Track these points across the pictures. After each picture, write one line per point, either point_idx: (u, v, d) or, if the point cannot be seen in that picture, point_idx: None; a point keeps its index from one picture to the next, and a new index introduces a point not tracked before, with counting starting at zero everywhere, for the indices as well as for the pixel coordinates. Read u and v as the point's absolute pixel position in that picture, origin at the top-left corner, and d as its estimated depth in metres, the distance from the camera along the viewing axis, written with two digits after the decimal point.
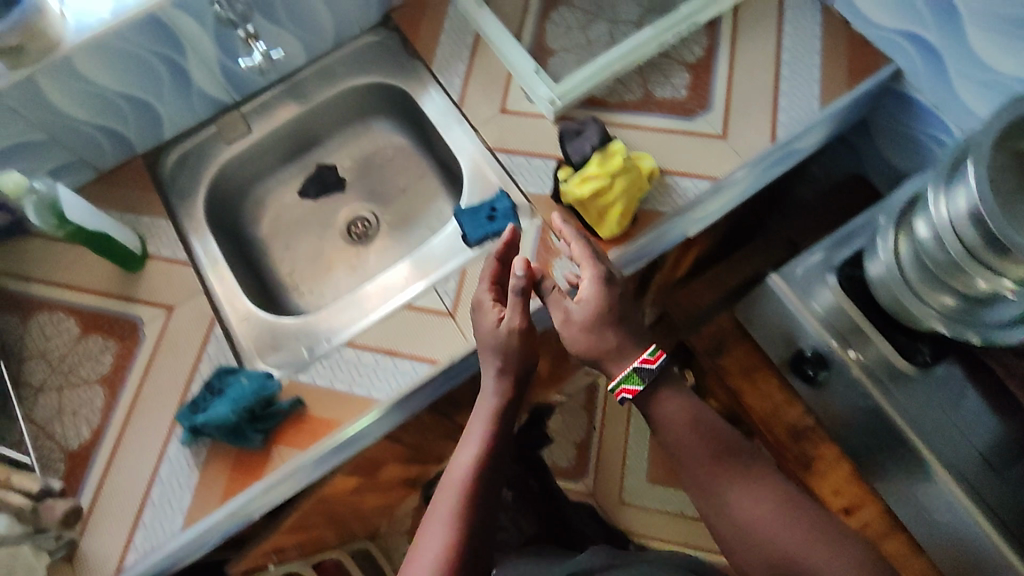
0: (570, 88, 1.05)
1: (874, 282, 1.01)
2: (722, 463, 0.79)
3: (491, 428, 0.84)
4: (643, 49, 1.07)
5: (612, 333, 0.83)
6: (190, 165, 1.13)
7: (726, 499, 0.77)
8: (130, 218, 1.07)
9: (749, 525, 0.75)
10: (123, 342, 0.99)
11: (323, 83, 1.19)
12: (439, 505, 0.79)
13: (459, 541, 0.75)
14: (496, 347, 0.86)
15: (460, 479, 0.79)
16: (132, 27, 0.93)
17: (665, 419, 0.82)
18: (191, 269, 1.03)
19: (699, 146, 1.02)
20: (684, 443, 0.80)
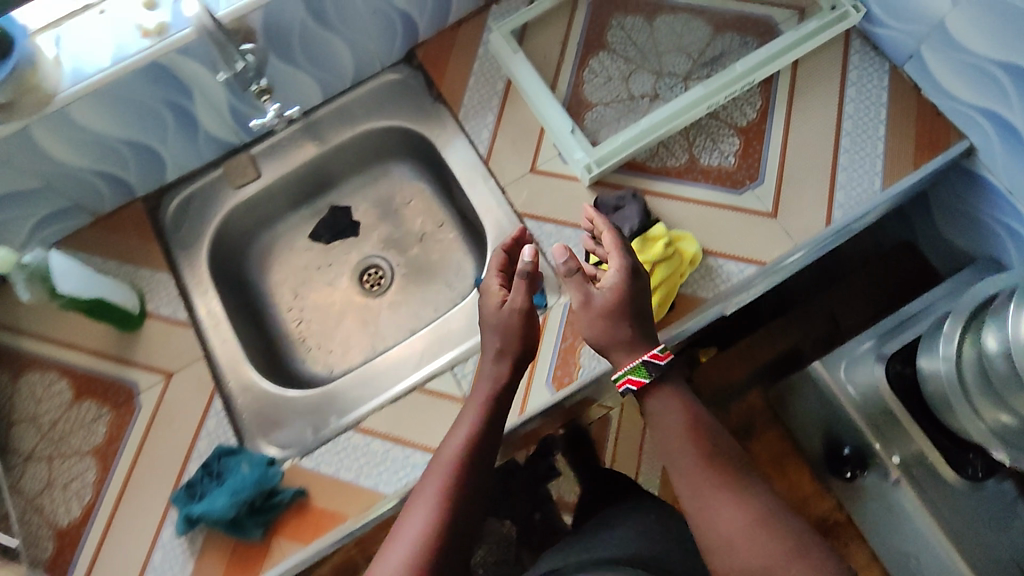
0: (608, 152, 0.96)
1: (924, 377, 0.91)
2: (711, 466, 0.70)
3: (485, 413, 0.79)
4: (691, 110, 0.97)
5: (625, 329, 0.77)
6: (193, 210, 1.06)
7: (710, 511, 0.67)
8: (128, 270, 1.00)
9: (730, 541, 0.65)
10: (117, 410, 0.94)
11: (339, 123, 1.10)
12: (422, 490, 0.71)
13: (446, 524, 0.67)
14: (499, 327, 0.82)
15: (448, 462, 0.73)
16: (134, 75, 0.85)
17: (659, 417, 0.75)
18: (192, 332, 0.97)
19: (746, 226, 0.93)
20: (674, 444, 0.73)
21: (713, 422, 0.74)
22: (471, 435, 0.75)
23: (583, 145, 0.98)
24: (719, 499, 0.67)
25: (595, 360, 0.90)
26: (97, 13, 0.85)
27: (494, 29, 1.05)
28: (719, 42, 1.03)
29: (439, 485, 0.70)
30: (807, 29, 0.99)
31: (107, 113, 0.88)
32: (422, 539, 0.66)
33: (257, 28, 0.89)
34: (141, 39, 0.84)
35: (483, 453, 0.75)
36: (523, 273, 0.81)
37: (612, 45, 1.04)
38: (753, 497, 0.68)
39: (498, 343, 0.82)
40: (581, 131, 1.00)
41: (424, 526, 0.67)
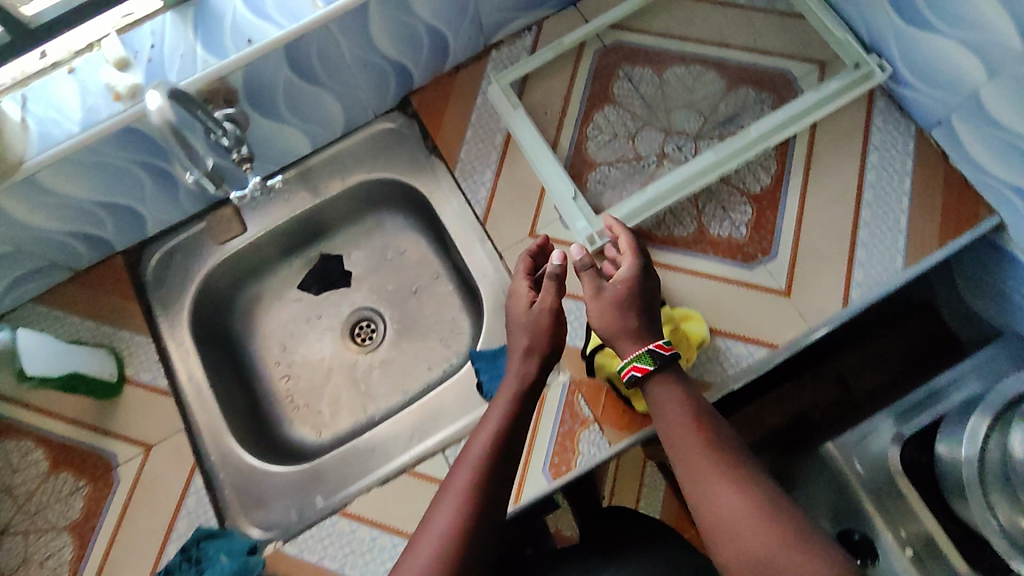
0: (613, 221, 0.91)
1: (943, 463, 0.88)
2: (718, 456, 0.64)
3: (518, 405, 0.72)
4: (701, 176, 0.92)
5: (633, 319, 0.73)
6: (176, 265, 1.00)
7: (714, 503, 0.62)
8: (107, 332, 0.96)
9: (735, 538, 0.59)
10: (96, 483, 0.90)
11: (330, 173, 1.04)
12: (448, 488, 0.65)
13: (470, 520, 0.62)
14: (528, 326, 0.77)
15: (475, 460, 0.67)
16: (105, 141, 0.78)
17: (662, 406, 0.70)
18: (173, 401, 0.93)
19: (757, 305, 0.88)
20: (678, 434, 0.67)
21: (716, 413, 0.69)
22: (498, 432, 0.69)
23: (586, 212, 0.92)
24: (723, 492, 0.61)
25: (595, 447, 0.85)
26: (67, 73, 0.79)
27: (493, 81, 0.99)
28: (732, 99, 0.97)
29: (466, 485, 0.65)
30: (828, 90, 0.93)
31: (78, 180, 0.81)
32: (452, 544, 0.61)
33: (239, 86, 0.81)
34: (112, 102, 0.77)
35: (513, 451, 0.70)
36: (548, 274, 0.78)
37: (618, 99, 0.98)
38: (760, 486, 0.62)
39: (525, 341, 0.76)
40: (583, 196, 0.94)
41: (450, 531, 0.62)
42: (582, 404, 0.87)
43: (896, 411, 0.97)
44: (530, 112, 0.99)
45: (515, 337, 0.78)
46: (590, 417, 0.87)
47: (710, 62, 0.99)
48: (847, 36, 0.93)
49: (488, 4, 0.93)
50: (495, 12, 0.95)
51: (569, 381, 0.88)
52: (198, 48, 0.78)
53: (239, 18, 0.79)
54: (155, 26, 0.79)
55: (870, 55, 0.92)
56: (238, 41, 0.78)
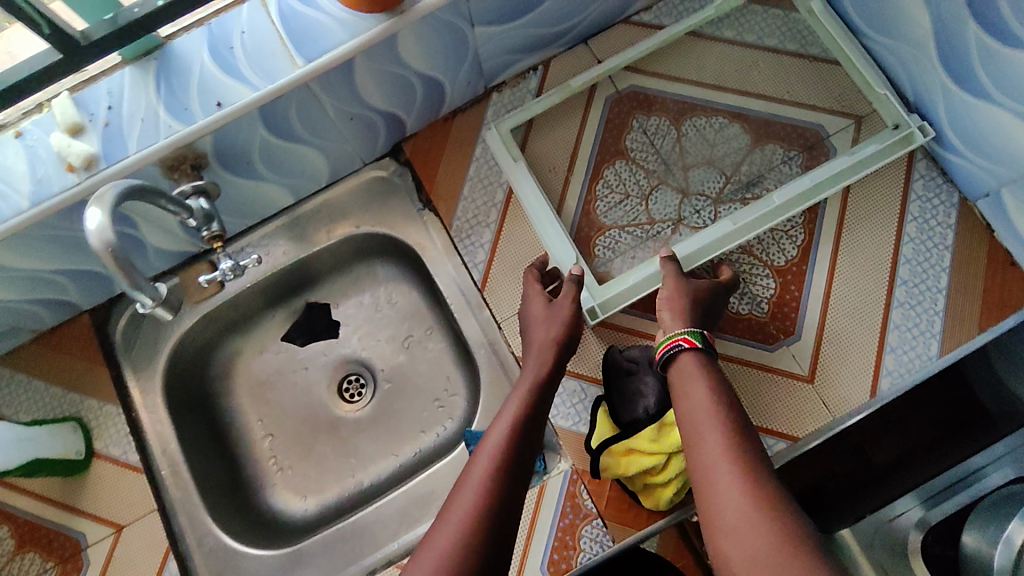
0: (616, 295, 0.85)
1: (966, 557, 0.64)
2: (730, 443, 0.59)
3: (528, 402, 0.71)
4: (713, 248, 0.84)
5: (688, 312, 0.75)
6: (147, 325, 0.92)
7: (719, 489, 0.56)
8: (74, 399, 0.90)
9: (734, 528, 0.52)
10: (64, 566, 0.85)
11: (316, 223, 0.96)
12: (470, 474, 0.63)
13: (490, 509, 0.59)
14: (546, 316, 0.80)
15: (497, 449, 0.65)
16: (59, 216, 0.70)
17: (685, 390, 0.66)
18: (144, 477, 0.88)
19: (778, 392, 0.82)
20: (698, 415, 0.63)
21: (738, 403, 0.64)
22: (516, 421, 0.69)
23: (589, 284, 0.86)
24: (729, 476, 0.56)
25: (597, 545, 0.79)
26: (14, 137, 0.70)
27: (493, 126, 0.94)
28: (756, 158, 0.90)
29: (486, 472, 0.63)
30: (865, 152, 0.84)
31: (19, 254, 0.73)
32: (475, 531, 0.57)
33: (208, 149, 0.73)
34: (67, 173, 0.68)
35: (530, 442, 0.69)
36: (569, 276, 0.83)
37: (631, 153, 0.92)
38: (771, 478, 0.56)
39: (545, 330, 0.79)
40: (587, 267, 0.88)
41: (470, 514, 0.58)
42: (585, 494, 0.81)
43: (921, 490, 0.72)
44: (535, 171, 0.93)
45: (535, 331, 0.79)
46: (593, 511, 0.80)
47: (735, 115, 0.91)
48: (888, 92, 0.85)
49: (488, 49, 0.86)
50: (497, 55, 0.89)
51: (573, 468, 0.82)
52: (160, 110, 0.69)
53: (206, 72, 0.70)
54: (112, 84, 0.71)
55: (913, 115, 0.84)
56: (206, 103, 0.69)
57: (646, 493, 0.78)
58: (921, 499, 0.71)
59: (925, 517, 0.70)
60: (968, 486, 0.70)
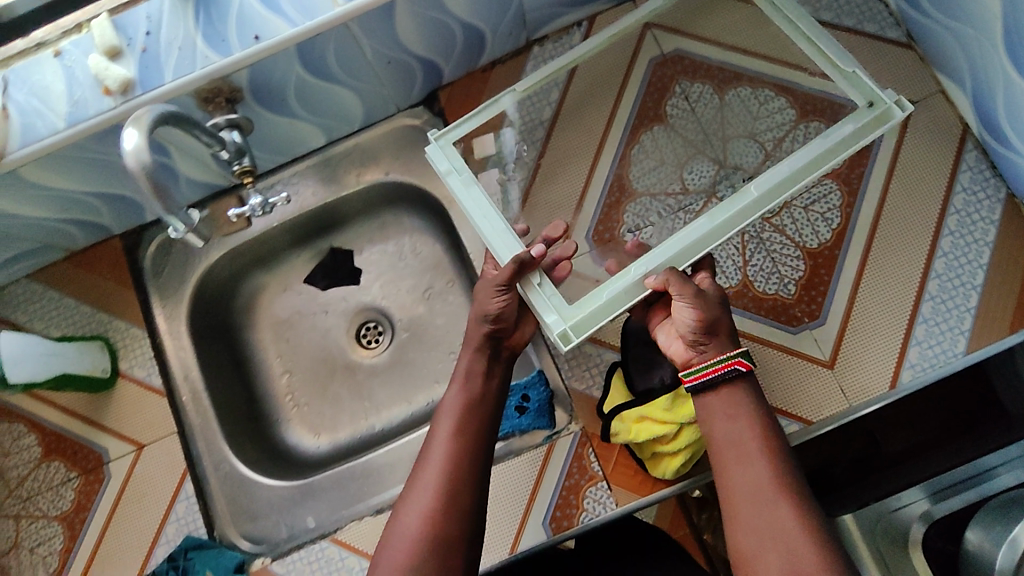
0: (588, 315, 0.73)
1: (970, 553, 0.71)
2: (767, 472, 0.61)
3: (479, 361, 0.77)
4: (691, 250, 0.74)
5: (722, 330, 0.70)
6: (176, 254, 0.95)
7: (761, 520, 0.59)
8: (101, 318, 0.93)
9: (774, 561, 0.57)
10: (87, 477, 0.88)
11: (347, 166, 0.97)
12: (432, 455, 0.69)
13: (458, 470, 0.67)
14: (486, 289, 0.77)
15: (456, 410, 0.72)
16: (93, 137, 0.73)
17: (718, 414, 0.67)
18: (167, 401, 0.90)
19: (798, 376, 0.81)
20: (730, 443, 0.64)
21: (776, 424, 0.65)
22: (471, 382, 0.75)
23: (557, 305, 0.75)
24: (778, 508, 0.59)
25: (600, 506, 0.80)
26: (53, 56, 0.74)
27: (434, 138, 0.82)
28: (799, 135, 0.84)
29: (452, 434, 0.70)
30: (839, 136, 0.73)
31: (51, 167, 0.76)
32: (447, 491, 0.66)
33: (243, 85, 0.76)
34: (102, 96, 0.71)
35: (484, 405, 0.74)
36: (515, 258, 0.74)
37: (670, 118, 0.91)
38: (812, 507, 0.60)
39: (485, 301, 0.77)
40: (551, 281, 0.78)
41: (442, 477, 0.67)
42: (593, 460, 0.81)
43: (930, 484, 0.76)
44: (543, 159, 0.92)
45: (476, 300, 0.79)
46: (599, 474, 0.81)
47: (782, 86, 0.87)
48: (857, 69, 0.75)
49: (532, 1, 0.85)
50: (539, 9, 0.87)
51: (581, 433, 0.83)
52: (198, 40, 0.71)
53: (246, 7, 0.71)
54: (151, 10, 0.73)
55: (887, 91, 0.73)
56: (244, 36, 0.70)
57: (652, 462, 0.78)
58: (928, 492, 0.76)
59: (930, 510, 0.75)
60: (977, 483, 0.75)
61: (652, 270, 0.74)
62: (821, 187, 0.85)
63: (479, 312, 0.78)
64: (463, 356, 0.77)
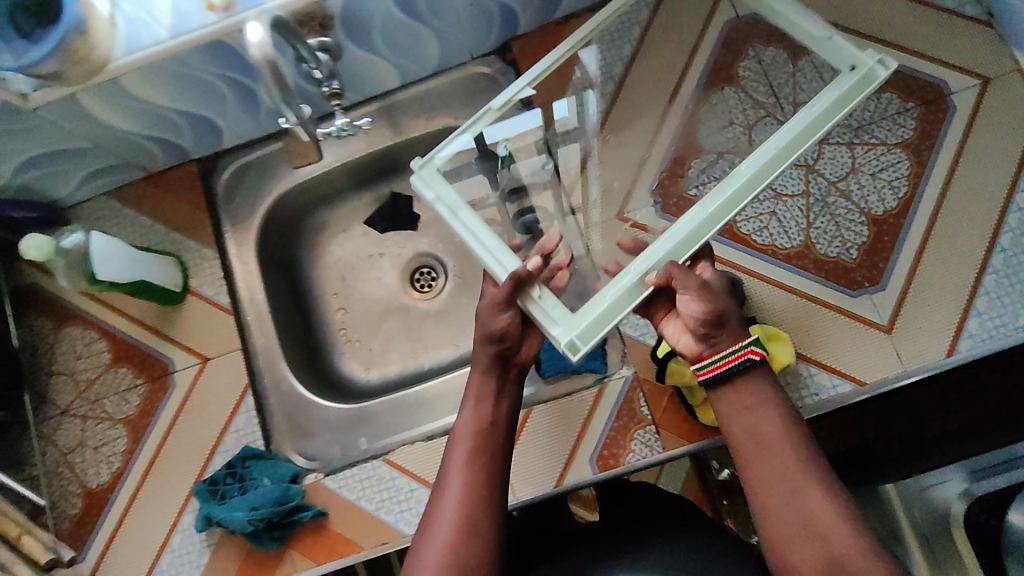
0: (595, 320, 0.68)
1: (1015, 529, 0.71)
2: (794, 458, 0.60)
3: (492, 381, 0.72)
4: (688, 242, 0.70)
5: (730, 322, 0.67)
6: (249, 182, 0.98)
7: (790, 509, 0.58)
8: (175, 236, 0.96)
9: (805, 545, 0.57)
10: (152, 384, 0.92)
11: (415, 111, 0.99)
12: (445, 493, 0.64)
13: (473, 501, 0.63)
14: (488, 310, 0.72)
15: (470, 436, 0.68)
16: (193, 51, 0.76)
17: (739, 399, 0.64)
18: (232, 319, 0.94)
19: (854, 337, 0.82)
20: (753, 431, 0.62)
21: (794, 407, 0.64)
22: (486, 405, 0.70)
23: (561, 316, 0.69)
24: (810, 493, 0.57)
25: (646, 448, 0.83)
26: None
27: (417, 166, 0.76)
28: (871, 105, 0.87)
29: (467, 462, 0.66)
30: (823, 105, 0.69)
31: (150, 80, 0.79)
32: (465, 527, 0.62)
33: (336, 13, 0.78)
34: (205, 12, 0.75)
35: (497, 430, 0.70)
36: (511, 274, 0.69)
37: (741, 80, 0.91)
38: (839, 484, 0.59)
39: (488, 320, 0.72)
40: (550, 291, 0.72)
41: (458, 512, 0.63)
42: (642, 404, 0.83)
43: (968, 462, 0.75)
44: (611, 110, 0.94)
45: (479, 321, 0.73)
46: (648, 418, 0.83)
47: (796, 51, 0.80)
48: (833, 36, 0.73)
49: None
50: None
51: (633, 377, 0.85)
52: None
53: None
54: None
55: (870, 51, 0.71)
56: None
57: (703, 410, 0.81)
58: (968, 470, 0.75)
59: (968, 488, 0.75)
60: (1010, 468, 0.73)
61: (654, 267, 0.69)
62: (891, 156, 0.86)
63: (484, 330, 0.72)
64: (471, 379, 0.72)
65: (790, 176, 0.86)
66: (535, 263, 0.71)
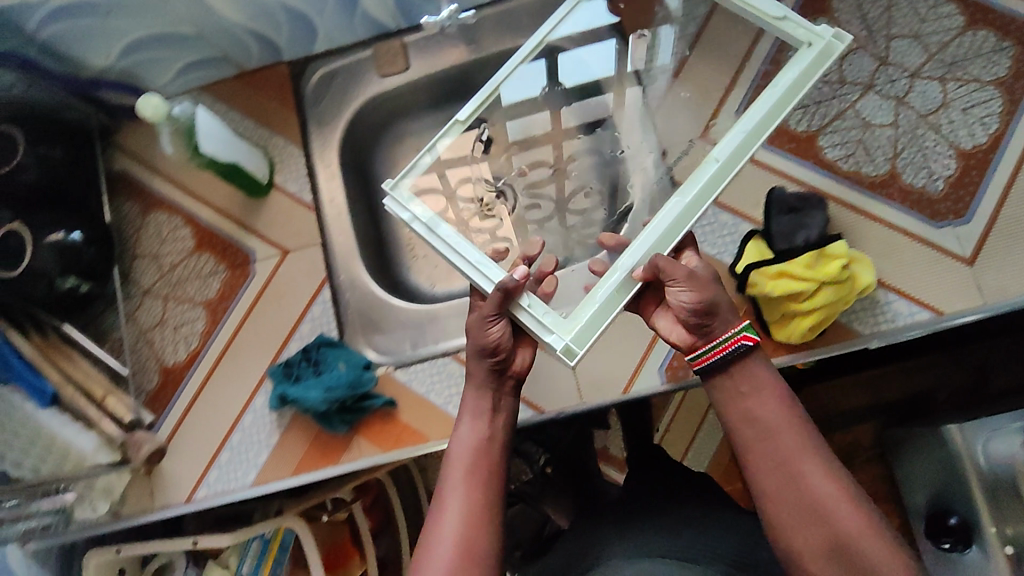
0: (586, 324, 0.62)
1: None
2: (801, 449, 0.56)
3: (488, 400, 0.65)
4: (671, 233, 0.64)
5: (725, 311, 0.61)
6: (336, 86, 1.00)
7: (796, 502, 0.54)
8: (263, 134, 0.99)
9: (817, 542, 0.53)
10: (233, 271, 0.95)
11: (504, 27, 0.99)
12: (437, 527, 0.57)
13: (473, 531, 0.57)
14: (479, 328, 0.64)
15: (467, 458, 0.61)
16: None
17: (740, 386, 0.59)
18: (314, 216, 0.96)
19: (936, 267, 0.82)
20: (754, 422, 0.58)
21: (789, 386, 0.59)
22: (483, 424, 0.63)
23: (552, 322, 0.63)
24: (815, 479, 0.54)
25: None
26: None
27: (389, 186, 0.70)
28: (965, 42, 0.87)
29: (464, 488, 0.59)
30: (787, 81, 0.64)
31: None
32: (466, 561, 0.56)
33: None
34: None
35: (495, 450, 0.63)
36: (498, 285, 0.63)
37: (836, 13, 0.90)
38: (838, 461, 0.56)
39: (478, 338, 0.64)
40: (539, 299, 0.66)
41: (457, 546, 0.56)
42: None
43: None
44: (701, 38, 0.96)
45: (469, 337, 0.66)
46: None
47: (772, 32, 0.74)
48: (786, 13, 0.68)
49: None
50: None
51: None
52: None
53: None
54: None
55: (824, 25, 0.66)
56: None
57: (780, 326, 0.81)
58: None
59: None
60: None
61: (640, 260, 0.64)
62: (983, 94, 0.85)
63: (476, 347, 0.65)
64: (465, 396, 0.65)
65: (879, 106, 0.86)
66: (522, 271, 0.65)
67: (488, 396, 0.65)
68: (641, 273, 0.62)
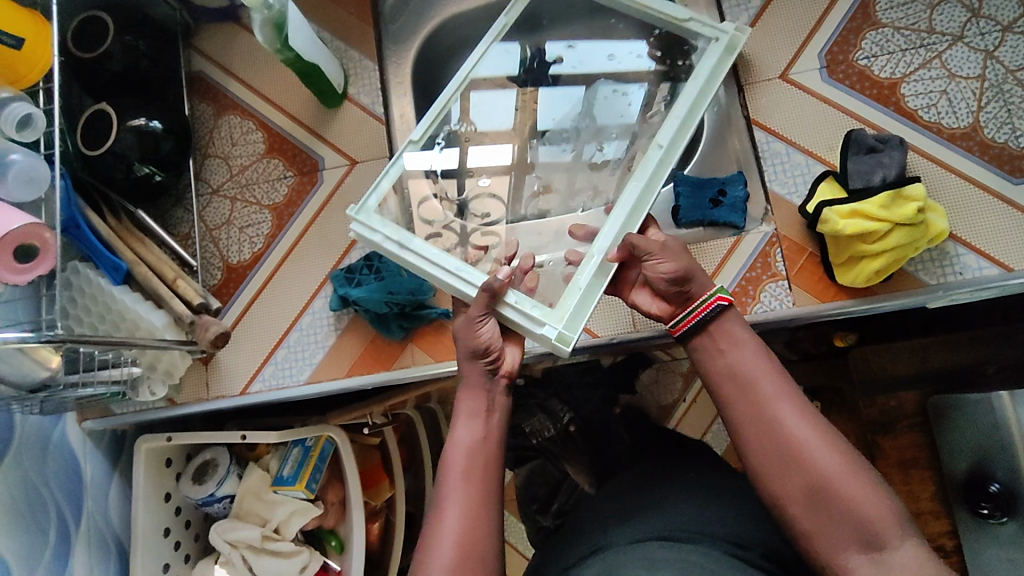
0: (574, 309, 0.68)
1: None
2: (775, 395, 0.59)
3: (482, 397, 0.66)
4: (635, 213, 0.72)
5: (697, 278, 0.67)
6: (415, 6, 1.03)
7: (774, 451, 0.57)
8: (339, 45, 1.00)
9: (798, 485, 0.56)
10: (301, 177, 0.97)
11: None
12: (440, 518, 0.59)
13: (475, 519, 0.59)
14: (467, 327, 0.68)
15: (465, 449, 0.63)
16: None
17: (717, 343, 0.64)
18: (383, 129, 0.97)
19: (1009, 222, 0.80)
20: (730, 376, 0.62)
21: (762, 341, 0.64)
22: (480, 417, 0.65)
23: (540, 313, 0.68)
24: (789, 423, 0.57)
25: (776, 301, 0.83)
26: None
27: (354, 212, 0.74)
28: None
29: (462, 480, 0.61)
30: (705, 73, 0.78)
31: None
32: (470, 547, 0.58)
33: None
34: None
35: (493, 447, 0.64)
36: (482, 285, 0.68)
37: None
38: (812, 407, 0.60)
39: (469, 341, 0.67)
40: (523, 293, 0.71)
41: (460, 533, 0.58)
42: (778, 259, 0.84)
43: None
44: None
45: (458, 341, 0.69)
46: (782, 273, 0.84)
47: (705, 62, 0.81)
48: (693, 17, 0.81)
49: None
50: None
51: (775, 232, 0.85)
52: None
53: None
54: None
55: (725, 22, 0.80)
56: None
57: (845, 268, 0.80)
58: None
59: None
60: None
61: (614, 241, 0.71)
62: None
63: (468, 348, 0.67)
64: (461, 400, 0.66)
65: (967, 58, 0.85)
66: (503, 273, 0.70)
67: (484, 398, 0.66)
68: (616, 253, 0.69)
